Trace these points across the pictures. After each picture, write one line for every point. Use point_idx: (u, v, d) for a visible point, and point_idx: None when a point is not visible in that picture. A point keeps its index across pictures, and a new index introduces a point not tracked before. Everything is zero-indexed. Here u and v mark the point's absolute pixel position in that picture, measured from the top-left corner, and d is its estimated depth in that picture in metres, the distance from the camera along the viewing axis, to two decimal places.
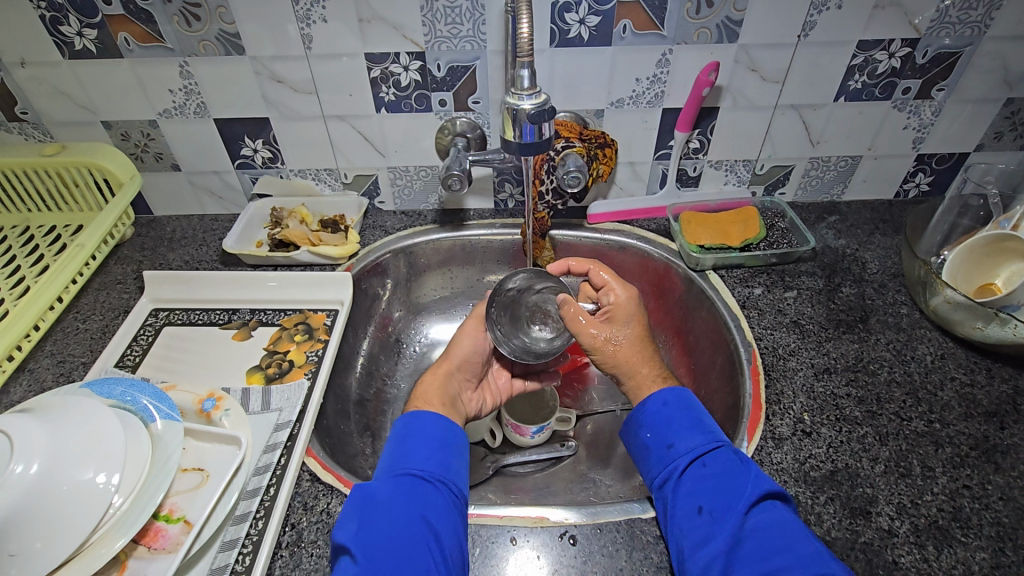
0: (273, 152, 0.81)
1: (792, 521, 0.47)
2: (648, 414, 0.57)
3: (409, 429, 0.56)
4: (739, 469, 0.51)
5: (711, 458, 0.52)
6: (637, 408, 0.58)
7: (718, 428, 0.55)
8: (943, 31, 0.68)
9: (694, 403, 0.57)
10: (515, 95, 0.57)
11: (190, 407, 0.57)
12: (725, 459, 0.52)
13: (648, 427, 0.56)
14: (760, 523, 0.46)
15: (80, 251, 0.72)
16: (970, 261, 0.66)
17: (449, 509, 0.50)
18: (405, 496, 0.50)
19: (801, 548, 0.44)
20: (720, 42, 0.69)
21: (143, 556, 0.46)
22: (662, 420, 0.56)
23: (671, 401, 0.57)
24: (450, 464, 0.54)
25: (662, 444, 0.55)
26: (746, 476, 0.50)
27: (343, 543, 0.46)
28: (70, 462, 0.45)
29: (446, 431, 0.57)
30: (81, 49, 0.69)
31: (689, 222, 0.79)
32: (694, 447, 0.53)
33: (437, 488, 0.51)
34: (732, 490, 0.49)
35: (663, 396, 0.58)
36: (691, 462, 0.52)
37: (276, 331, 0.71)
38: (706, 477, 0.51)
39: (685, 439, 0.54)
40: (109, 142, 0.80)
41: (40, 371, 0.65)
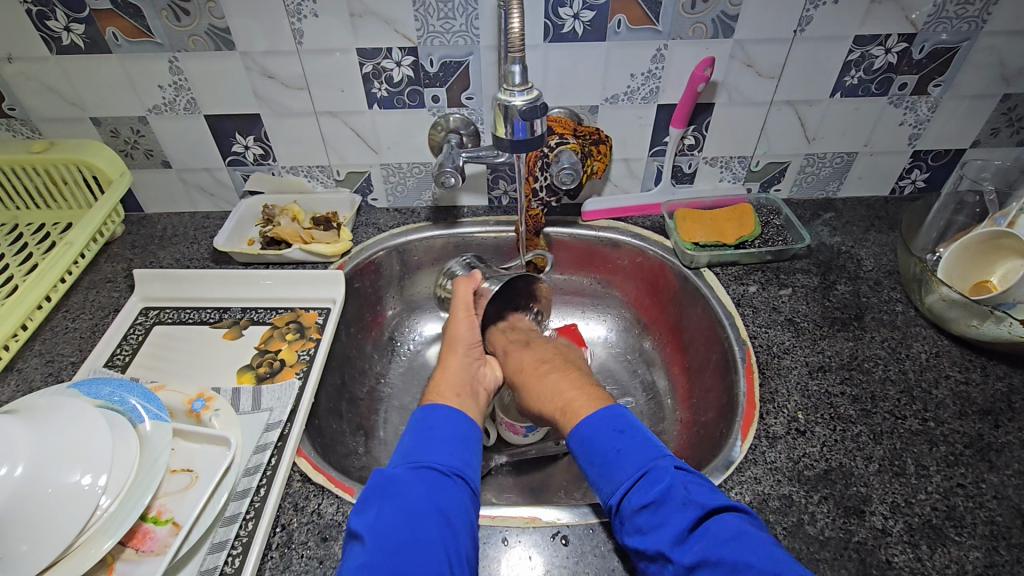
0: (265, 149, 0.80)
1: (730, 538, 0.43)
2: (578, 453, 0.54)
3: (430, 420, 0.55)
4: (664, 497, 0.47)
5: (635, 493, 0.48)
6: (569, 448, 0.56)
7: (642, 450, 0.51)
8: (940, 26, 0.67)
9: (614, 429, 0.54)
10: (507, 91, 0.56)
11: (179, 407, 0.57)
12: (650, 489, 0.48)
13: (584, 465, 0.53)
14: (696, 553, 0.43)
15: (69, 249, 0.71)
16: (966, 259, 0.66)
17: (465, 505, 0.49)
18: (427, 490, 0.49)
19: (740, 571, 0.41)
20: (715, 37, 0.68)
21: (131, 559, 0.46)
22: (589, 459, 0.53)
23: (589, 435, 0.54)
24: (468, 461, 0.53)
25: (598, 482, 0.52)
26: (672, 506, 0.46)
27: (359, 530, 0.46)
28: (55, 463, 0.44)
29: (465, 427, 0.56)
30: (68, 44, 0.69)
31: (683, 219, 0.79)
32: (620, 485, 0.50)
33: (455, 483, 0.50)
34: (662, 525, 0.46)
35: (581, 432, 0.54)
36: (621, 500, 0.49)
37: (268, 330, 0.70)
38: (637, 515, 0.47)
39: (610, 477, 0.50)
40: (98, 138, 0.79)
41: (28, 371, 0.65)
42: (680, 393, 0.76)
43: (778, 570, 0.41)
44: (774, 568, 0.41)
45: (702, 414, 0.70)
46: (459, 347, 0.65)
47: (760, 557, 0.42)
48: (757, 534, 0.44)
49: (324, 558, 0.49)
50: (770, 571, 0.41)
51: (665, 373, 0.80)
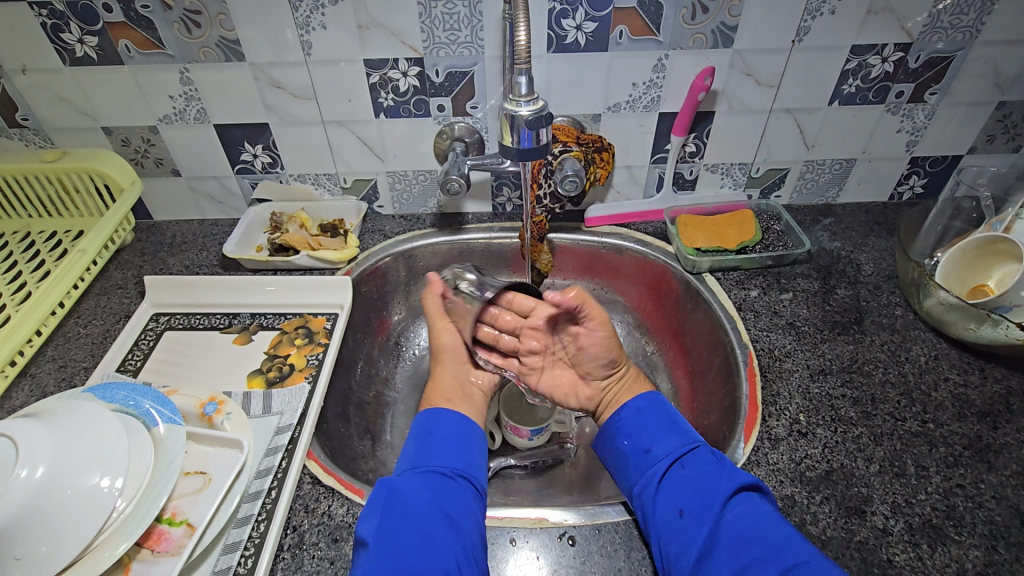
0: (273, 158, 0.81)
1: (770, 510, 0.48)
2: (623, 421, 0.59)
3: (431, 425, 0.57)
4: (712, 466, 0.53)
5: (686, 459, 0.54)
6: (613, 417, 0.61)
7: (693, 429, 0.58)
8: (935, 36, 0.69)
9: (669, 407, 0.60)
10: (514, 101, 0.58)
11: (191, 411, 0.58)
12: (700, 458, 0.54)
13: (623, 435, 0.59)
14: (736, 519, 0.48)
15: (82, 256, 0.73)
16: (962, 264, 0.67)
17: (469, 506, 0.51)
18: (431, 493, 0.51)
19: (777, 536, 0.45)
20: (715, 47, 0.70)
21: (147, 559, 0.47)
22: (637, 428, 0.58)
23: (645, 407, 0.60)
24: (471, 460, 0.55)
25: (639, 450, 0.57)
26: (721, 472, 0.52)
27: (364, 536, 0.46)
28: (74, 466, 0.45)
29: (466, 428, 0.58)
30: (82, 56, 0.70)
31: (686, 225, 0.81)
32: (670, 450, 0.55)
33: (457, 484, 0.52)
34: (707, 489, 0.51)
35: (638, 404, 0.61)
36: (669, 466, 0.54)
37: (277, 335, 0.71)
38: (685, 477, 0.53)
39: (660, 443, 0.56)
40: (109, 148, 0.80)
41: (42, 377, 0.66)
42: (684, 396, 0.77)
43: (813, 546, 0.45)
44: (806, 543, 0.45)
45: (705, 417, 0.70)
46: (445, 357, 0.66)
47: (798, 534, 0.46)
48: (786, 520, 0.49)
49: (335, 559, 0.50)
50: (805, 545, 0.45)
51: (668, 376, 0.81)
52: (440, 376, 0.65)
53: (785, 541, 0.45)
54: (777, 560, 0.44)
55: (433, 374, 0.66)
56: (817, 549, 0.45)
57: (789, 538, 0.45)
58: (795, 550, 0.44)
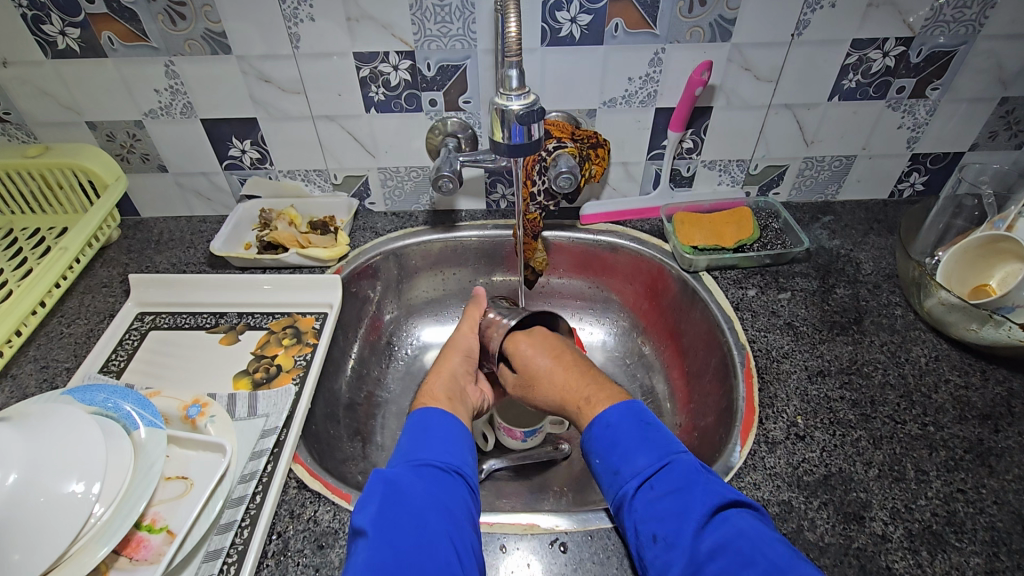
0: (262, 153, 0.80)
1: (751, 531, 0.44)
2: (593, 439, 0.55)
3: (426, 422, 0.55)
4: (687, 484, 0.48)
5: (658, 479, 0.50)
6: (583, 435, 0.56)
7: (668, 440, 0.53)
8: (937, 30, 0.67)
9: (638, 415, 0.55)
10: (504, 95, 0.56)
11: (174, 413, 0.56)
12: (672, 477, 0.49)
13: (595, 453, 0.54)
14: (717, 542, 0.44)
15: (64, 254, 0.71)
16: (964, 263, 0.65)
17: (465, 500, 0.49)
18: (429, 486, 0.49)
19: (761, 563, 0.41)
20: (713, 41, 0.68)
21: (125, 568, 0.45)
22: (607, 444, 0.54)
23: (614, 421, 0.55)
24: (464, 457, 0.53)
25: (611, 470, 0.52)
26: (696, 492, 0.48)
27: (361, 525, 0.45)
28: (49, 471, 0.44)
29: (459, 423, 0.57)
30: (64, 49, 0.68)
31: (682, 223, 0.79)
32: (640, 469, 0.51)
33: (454, 479, 0.50)
34: (683, 511, 0.47)
35: (606, 417, 0.55)
36: (640, 486, 0.50)
37: (265, 335, 0.70)
38: (657, 501, 0.48)
39: (630, 462, 0.51)
40: (94, 143, 0.78)
41: (22, 377, 0.64)
42: (680, 397, 0.75)
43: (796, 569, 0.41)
44: (791, 566, 0.41)
45: (701, 419, 0.69)
46: (456, 355, 0.68)
47: (781, 555, 0.42)
48: (777, 536, 0.45)
49: (320, 566, 0.49)
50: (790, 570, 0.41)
51: (664, 377, 0.80)
52: (444, 363, 0.66)
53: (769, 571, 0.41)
54: None
55: (438, 363, 0.67)
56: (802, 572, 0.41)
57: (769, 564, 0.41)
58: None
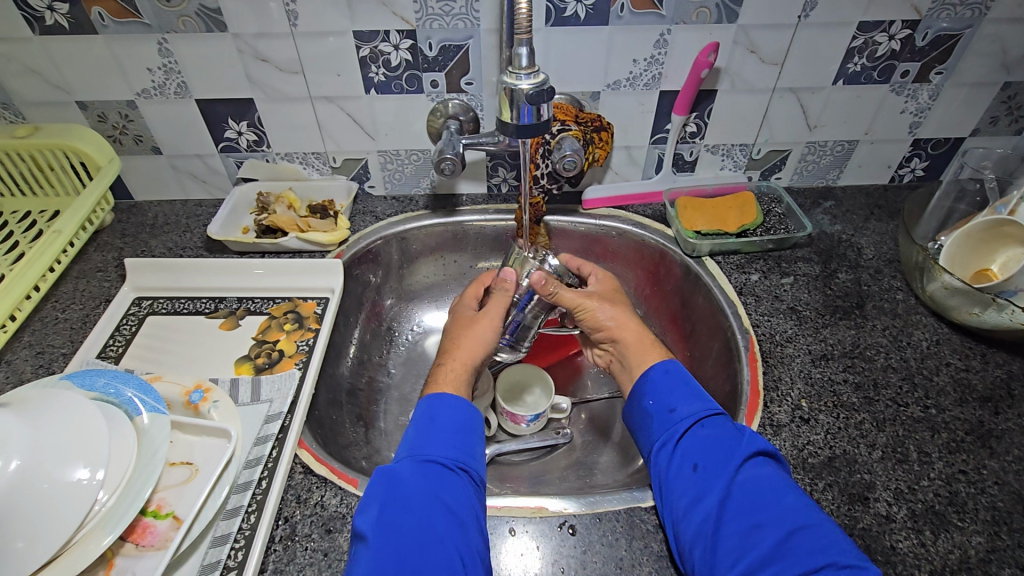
0: (258, 135, 0.78)
1: (783, 480, 0.47)
2: (651, 382, 0.57)
3: (433, 411, 0.55)
4: (735, 432, 0.51)
5: (709, 421, 0.52)
6: (641, 378, 0.59)
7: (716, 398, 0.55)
8: (942, 13, 0.67)
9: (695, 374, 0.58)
10: (513, 75, 0.55)
11: (176, 399, 0.55)
12: (722, 425, 0.52)
13: (649, 394, 0.57)
14: (756, 479, 0.47)
15: (58, 237, 0.69)
16: (967, 247, 0.66)
17: (471, 498, 0.49)
18: (433, 486, 0.48)
19: (791, 503, 0.45)
20: (719, 22, 0.67)
21: (131, 554, 0.45)
22: (664, 388, 0.56)
23: (675, 370, 0.58)
24: (472, 452, 0.53)
25: (665, 409, 0.55)
26: (742, 438, 0.50)
27: (362, 529, 0.45)
28: (51, 457, 0.43)
29: (470, 415, 0.56)
30: (53, 25, 0.66)
31: (685, 208, 0.79)
32: (695, 410, 0.53)
33: (458, 476, 0.50)
34: (726, 451, 0.49)
35: (666, 365, 0.59)
36: (689, 424, 0.53)
37: (265, 320, 0.69)
38: (703, 438, 0.51)
39: (685, 404, 0.54)
40: (86, 123, 0.76)
41: (18, 363, 0.63)
42: None
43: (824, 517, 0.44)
44: (819, 515, 0.44)
45: None
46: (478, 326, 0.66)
47: (809, 504, 0.45)
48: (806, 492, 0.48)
49: (329, 551, 0.49)
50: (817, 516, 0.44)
51: None
52: (463, 347, 0.64)
53: (798, 512, 0.44)
54: (787, 525, 0.43)
55: (460, 345, 0.65)
56: (827, 520, 0.44)
57: (796, 507, 0.44)
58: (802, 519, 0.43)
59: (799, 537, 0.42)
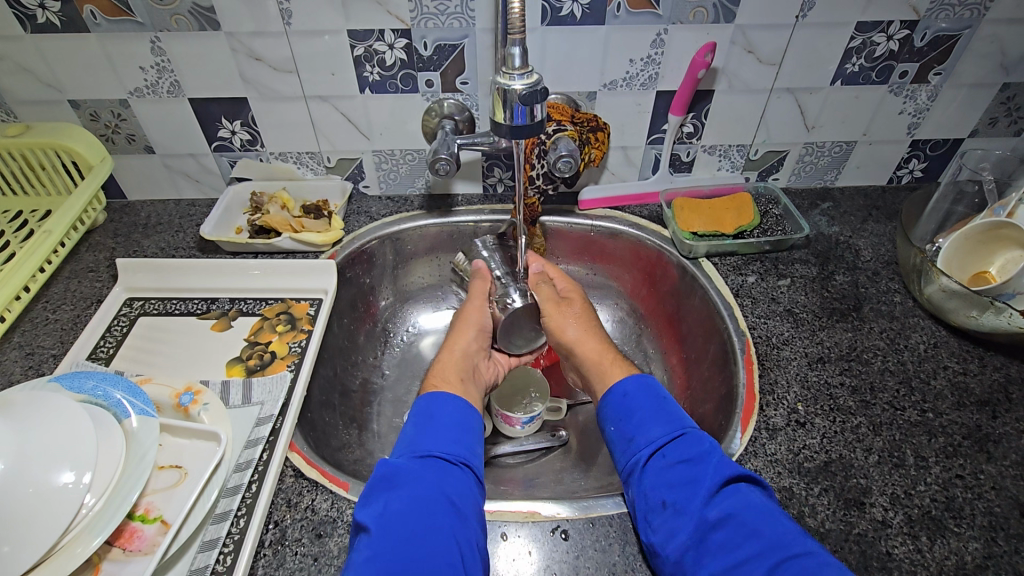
0: (252, 135, 0.77)
1: (758, 503, 0.45)
2: (611, 405, 0.57)
3: (433, 409, 0.55)
4: (700, 457, 0.49)
5: (671, 448, 0.51)
6: (602, 405, 0.58)
7: (681, 416, 0.54)
8: (942, 14, 0.66)
9: (654, 393, 0.56)
10: (506, 75, 0.54)
11: (166, 401, 0.55)
12: (685, 449, 0.51)
13: (611, 421, 0.56)
14: (726, 509, 0.45)
15: (48, 237, 0.68)
16: (965, 249, 0.65)
17: (472, 495, 0.48)
18: (434, 477, 0.48)
19: (767, 532, 0.43)
20: (716, 22, 0.67)
21: (118, 559, 0.44)
22: (625, 415, 0.55)
23: (631, 391, 0.57)
24: (472, 448, 0.53)
25: (626, 438, 0.54)
26: (707, 464, 0.49)
27: (366, 522, 0.44)
28: (36, 462, 0.42)
29: (467, 415, 0.56)
30: (44, 23, 0.65)
31: (682, 208, 0.78)
32: (655, 438, 0.52)
33: (461, 471, 0.50)
34: (693, 481, 0.48)
35: (624, 387, 0.57)
36: (652, 455, 0.51)
37: (258, 321, 0.68)
38: (668, 469, 0.50)
39: (645, 431, 0.53)
40: (78, 122, 0.75)
41: (7, 365, 0.62)
42: (678, 383, 0.76)
43: (804, 541, 0.43)
44: (798, 539, 0.43)
45: (700, 406, 0.69)
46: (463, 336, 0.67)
47: (787, 528, 0.44)
48: (784, 511, 0.46)
49: (318, 556, 0.48)
50: (797, 541, 0.42)
51: (661, 363, 0.80)
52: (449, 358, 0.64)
53: (775, 540, 0.42)
54: (765, 559, 0.41)
55: (451, 338, 0.67)
56: (807, 543, 0.42)
57: (772, 536, 0.43)
58: (780, 548, 0.42)
59: (780, 571, 0.41)
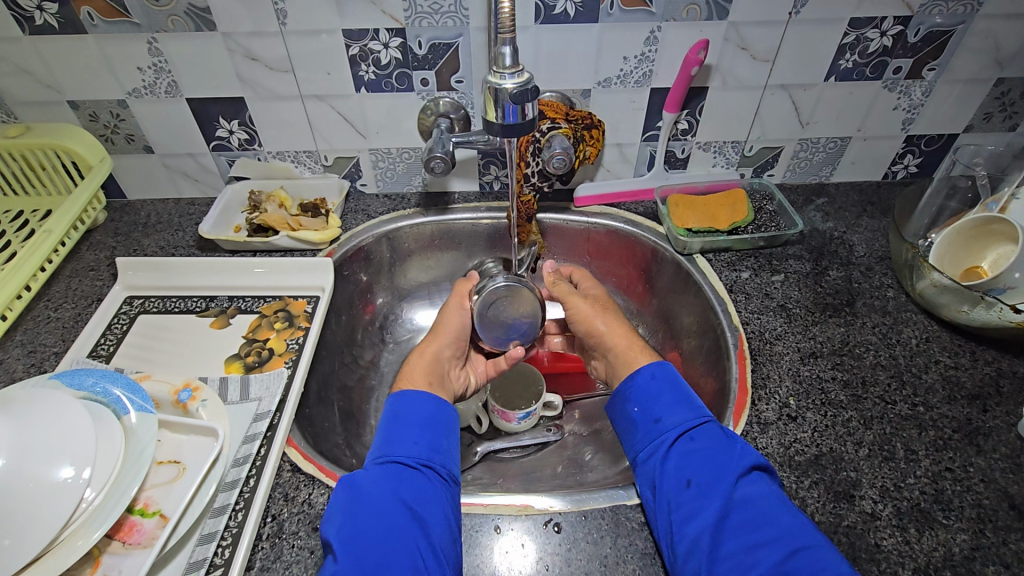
0: (250, 134, 0.78)
1: (776, 493, 0.47)
2: (637, 387, 0.57)
3: (397, 413, 0.55)
4: (725, 441, 0.51)
5: (698, 431, 0.52)
6: (623, 386, 0.59)
7: (701, 403, 0.55)
8: (935, 9, 0.67)
9: (679, 378, 0.58)
10: (497, 74, 0.55)
11: (165, 398, 0.56)
12: (711, 433, 0.51)
13: (634, 401, 0.56)
14: (752, 495, 0.46)
15: (49, 237, 0.69)
16: (957, 244, 0.65)
17: (438, 497, 0.49)
18: (392, 484, 0.49)
19: (790, 520, 0.45)
20: (709, 19, 0.67)
21: (118, 552, 0.45)
22: (650, 396, 0.56)
23: (660, 375, 0.57)
24: (437, 448, 0.53)
25: (650, 419, 0.54)
26: (732, 449, 0.50)
27: (330, 539, 0.45)
28: (37, 457, 0.43)
29: (435, 415, 0.56)
30: (42, 25, 0.66)
31: (677, 205, 0.78)
32: (682, 421, 0.53)
33: (422, 473, 0.50)
34: (719, 463, 0.49)
35: (651, 370, 0.58)
36: (678, 436, 0.52)
37: (256, 319, 0.69)
38: (694, 450, 0.50)
39: (670, 414, 0.54)
40: (77, 122, 0.76)
41: (10, 362, 0.63)
42: None
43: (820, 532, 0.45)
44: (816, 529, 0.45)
45: None
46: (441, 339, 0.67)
47: (804, 517, 0.46)
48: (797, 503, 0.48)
49: (315, 549, 0.49)
50: (815, 530, 0.45)
51: (657, 359, 0.80)
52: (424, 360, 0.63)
53: (798, 526, 0.44)
54: (790, 543, 0.43)
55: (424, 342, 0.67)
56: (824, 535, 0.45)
57: (797, 523, 0.44)
58: (805, 534, 0.44)
59: (801, 557, 0.42)
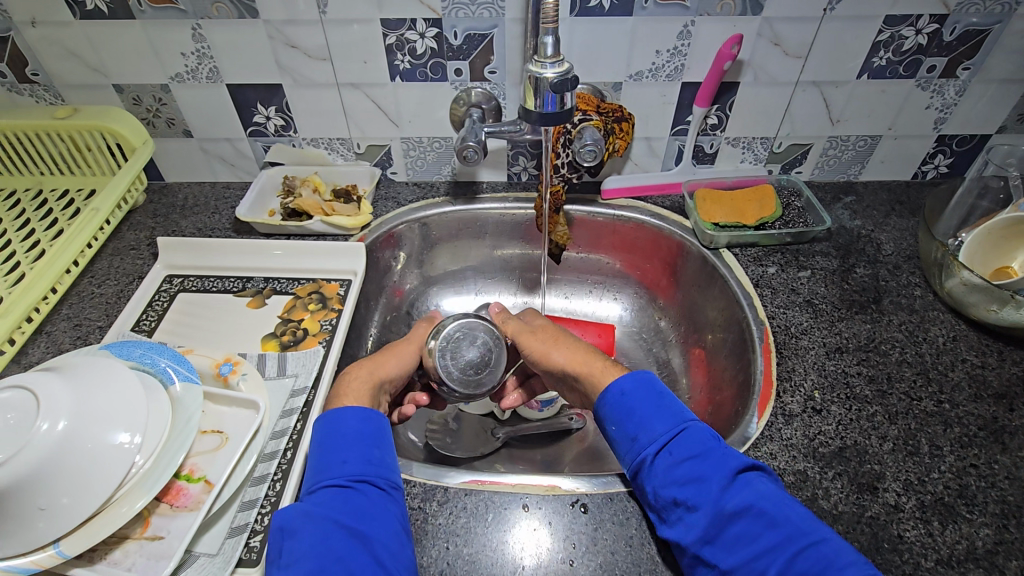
0: (286, 120, 0.80)
1: (769, 493, 0.46)
2: (610, 404, 0.54)
3: (325, 428, 0.51)
4: (706, 450, 0.49)
5: (677, 445, 0.49)
6: (597, 402, 0.55)
7: (680, 407, 0.52)
8: (972, 8, 0.66)
9: (653, 387, 0.54)
10: (538, 63, 0.56)
11: (207, 371, 0.58)
12: (691, 443, 0.49)
13: (610, 420, 0.53)
14: (742, 504, 0.45)
15: (95, 215, 0.72)
16: (988, 244, 0.65)
17: (380, 514, 0.46)
18: (325, 509, 0.46)
19: (785, 525, 0.44)
20: (743, 14, 0.67)
21: (166, 513, 0.47)
22: (624, 412, 0.53)
23: (628, 389, 0.54)
24: (370, 459, 0.50)
25: (628, 437, 0.52)
26: (715, 458, 0.48)
27: None
28: (94, 420, 0.45)
29: (365, 425, 0.52)
30: (92, 10, 0.68)
31: (704, 199, 0.79)
32: (659, 436, 0.50)
33: (358, 489, 0.47)
34: (702, 477, 0.47)
35: (621, 385, 0.54)
36: (657, 453, 0.50)
37: (290, 299, 0.71)
38: (676, 466, 0.48)
39: (647, 430, 0.51)
40: (121, 106, 0.79)
41: (57, 334, 0.66)
42: (697, 371, 0.77)
43: (819, 528, 0.44)
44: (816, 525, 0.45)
45: (717, 394, 0.71)
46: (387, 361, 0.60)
47: (800, 514, 0.45)
48: (792, 496, 0.47)
49: None
50: (813, 528, 0.44)
51: (680, 352, 0.82)
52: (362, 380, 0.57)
53: (794, 529, 0.44)
54: (788, 549, 0.43)
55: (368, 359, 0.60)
56: (824, 529, 0.44)
57: (792, 528, 0.44)
58: (801, 536, 0.43)
59: (801, 560, 0.43)
